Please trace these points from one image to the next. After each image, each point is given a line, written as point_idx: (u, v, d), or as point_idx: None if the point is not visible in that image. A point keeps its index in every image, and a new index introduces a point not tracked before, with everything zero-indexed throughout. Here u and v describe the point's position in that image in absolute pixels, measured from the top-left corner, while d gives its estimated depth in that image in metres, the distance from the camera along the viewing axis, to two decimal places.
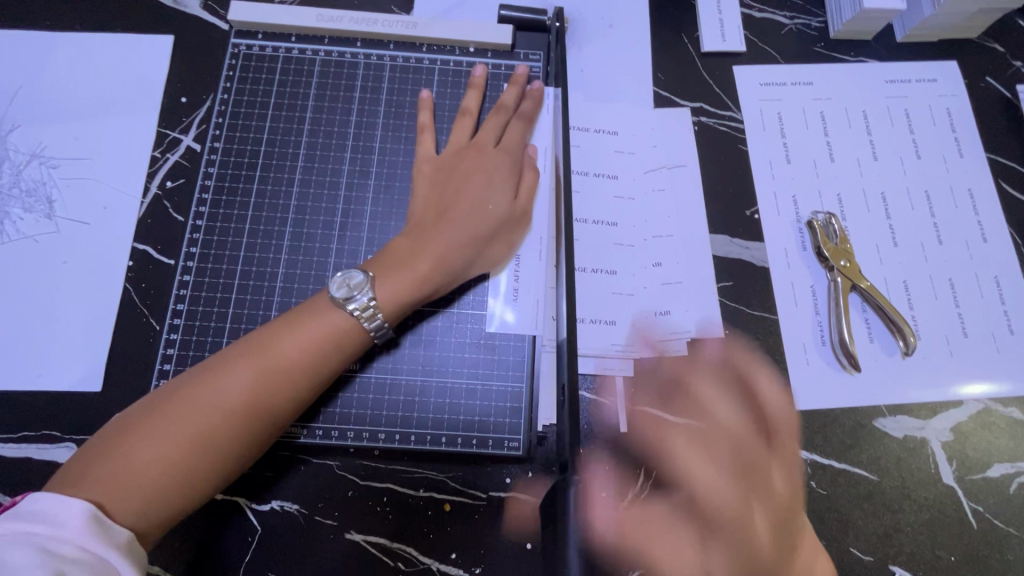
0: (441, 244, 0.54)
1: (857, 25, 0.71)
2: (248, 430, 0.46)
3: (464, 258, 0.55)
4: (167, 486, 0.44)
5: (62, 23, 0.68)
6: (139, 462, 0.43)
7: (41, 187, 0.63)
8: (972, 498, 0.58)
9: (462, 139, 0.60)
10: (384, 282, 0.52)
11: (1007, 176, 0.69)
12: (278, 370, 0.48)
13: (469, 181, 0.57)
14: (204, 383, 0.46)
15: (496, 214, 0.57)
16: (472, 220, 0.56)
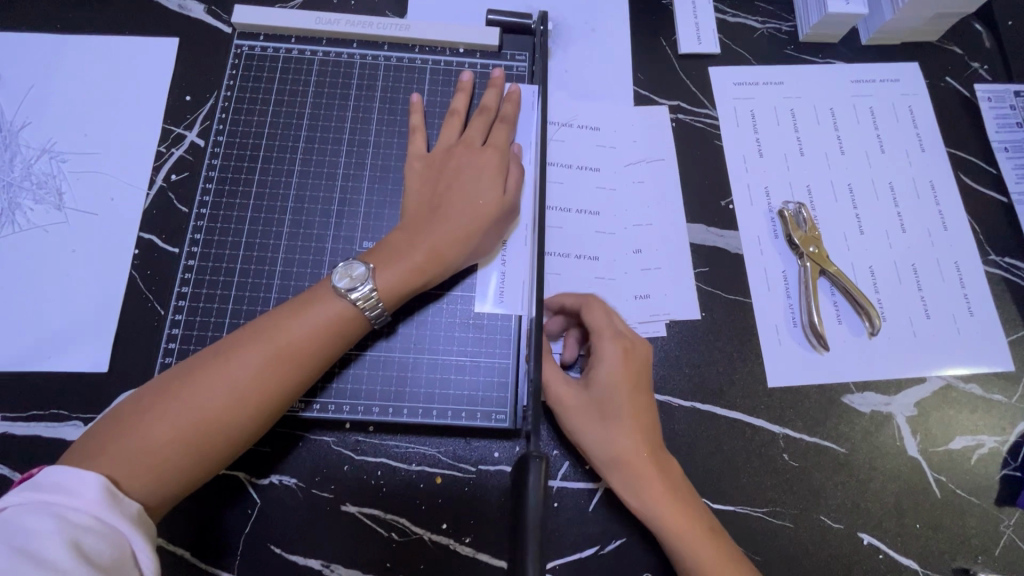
0: (435, 238, 0.56)
1: (824, 28, 0.75)
2: (256, 410, 0.49)
3: (458, 249, 0.57)
4: (180, 461, 0.47)
5: (71, 27, 0.72)
6: (151, 440, 0.46)
7: (51, 180, 0.66)
8: (936, 469, 0.62)
9: (451, 138, 0.63)
10: (383, 273, 0.54)
11: (966, 169, 0.73)
12: (284, 354, 0.50)
13: (461, 177, 0.60)
14: (214, 365, 0.49)
15: (487, 205, 0.59)
16: (465, 211, 0.58)
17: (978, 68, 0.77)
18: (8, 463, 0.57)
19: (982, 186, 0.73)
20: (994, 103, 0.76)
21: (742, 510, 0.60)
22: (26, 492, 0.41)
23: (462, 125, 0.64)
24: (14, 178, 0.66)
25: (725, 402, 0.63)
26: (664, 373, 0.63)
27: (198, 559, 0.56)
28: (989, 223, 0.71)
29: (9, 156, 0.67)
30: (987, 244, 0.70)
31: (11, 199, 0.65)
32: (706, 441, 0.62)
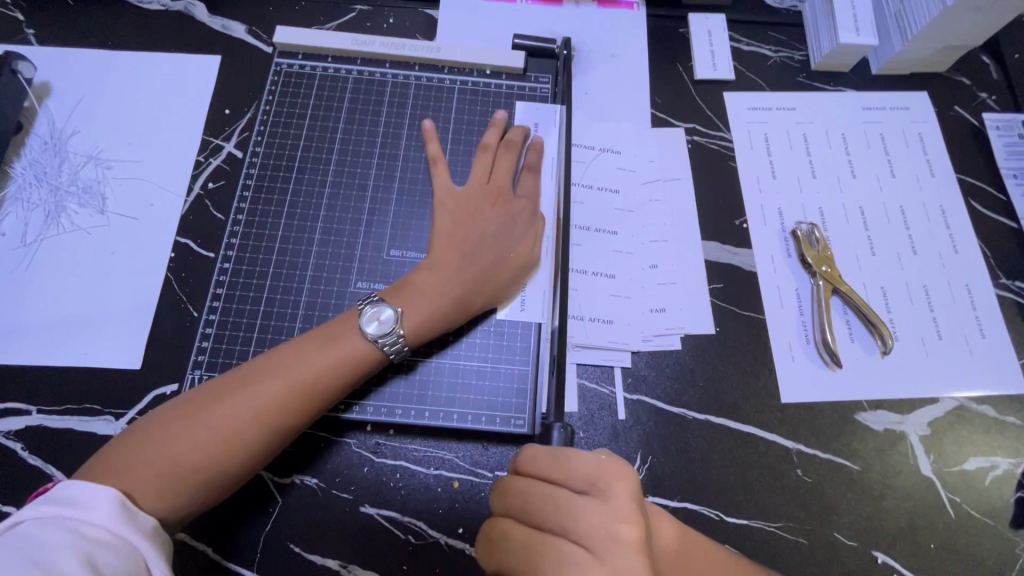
0: (463, 281, 0.59)
1: (835, 58, 0.78)
2: (272, 438, 0.51)
3: (484, 296, 0.60)
4: (201, 481, 0.49)
5: (122, 43, 0.76)
6: (173, 458, 0.48)
7: (96, 186, 0.69)
8: (950, 488, 0.62)
9: (483, 178, 0.65)
10: (410, 315, 0.57)
11: (976, 195, 0.75)
12: (302, 387, 0.52)
13: (491, 224, 0.62)
14: (234, 393, 0.51)
15: (516, 260, 0.62)
16: (494, 262, 0.61)
17: (986, 98, 0.80)
18: (41, 454, 0.59)
19: (992, 211, 0.74)
20: (1002, 132, 0.78)
21: (755, 524, 0.60)
22: (40, 506, 0.42)
23: (497, 168, 0.66)
24: (61, 183, 0.69)
25: (738, 417, 0.64)
26: (679, 386, 0.64)
27: (219, 554, 0.57)
28: (999, 248, 0.73)
29: (57, 162, 0.70)
30: (997, 268, 0.71)
31: (57, 201, 0.68)
32: (719, 454, 0.62)
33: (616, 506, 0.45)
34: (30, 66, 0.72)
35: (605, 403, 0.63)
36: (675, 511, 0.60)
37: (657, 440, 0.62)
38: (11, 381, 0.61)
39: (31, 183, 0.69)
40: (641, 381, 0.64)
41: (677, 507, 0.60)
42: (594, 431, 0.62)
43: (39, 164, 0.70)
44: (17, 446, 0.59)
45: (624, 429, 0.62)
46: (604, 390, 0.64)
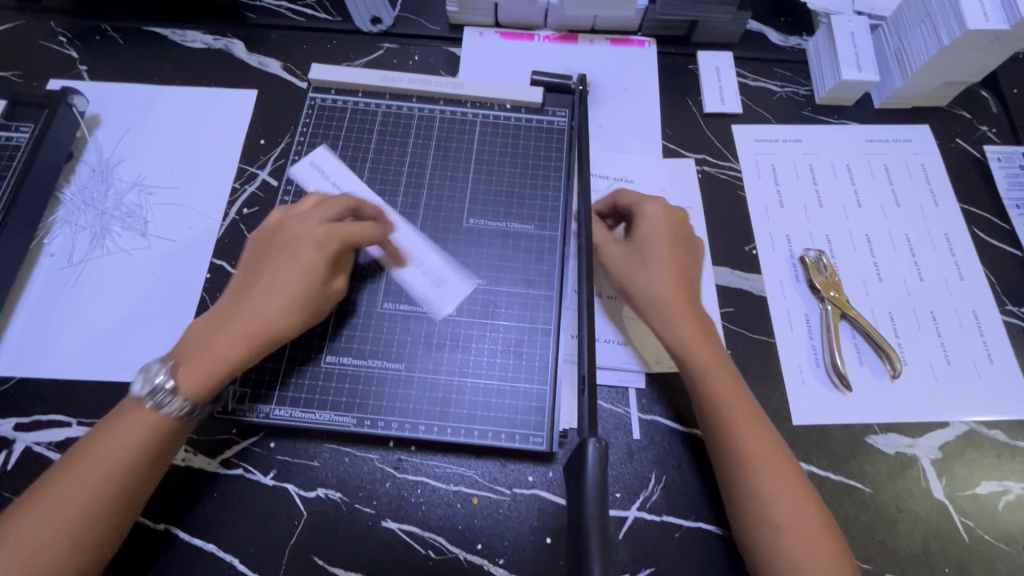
0: (275, 292, 0.57)
1: (839, 93, 0.82)
2: (142, 464, 0.53)
3: (250, 347, 0.56)
4: (83, 527, 0.50)
5: (167, 79, 0.82)
6: (44, 522, 0.49)
7: (139, 211, 0.74)
8: (963, 513, 0.63)
9: (303, 210, 0.62)
10: (187, 373, 0.54)
11: (980, 224, 0.77)
12: (138, 439, 0.52)
13: (269, 262, 0.58)
14: (63, 470, 0.51)
15: (290, 308, 0.57)
16: (271, 293, 0.57)
17: (987, 131, 0.83)
18: None
19: (996, 240, 0.76)
20: (1004, 163, 0.81)
21: None
22: None
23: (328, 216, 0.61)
24: (106, 208, 0.74)
25: None
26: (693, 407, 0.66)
27: (244, 566, 0.58)
28: (1005, 276, 0.74)
29: (103, 188, 0.75)
30: (1003, 295, 0.73)
31: (102, 225, 0.73)
32: None
33: (687, 245, 0.68)
34: (83, 99, 0.77)
35: (620, 423, 0.65)
36: (689, 531, 0.61)
37: (672, 459, 0.64)
38: (54, 394, 0.64)
39: (78, 208, 0.74)
40: (654, 402, 0.66)
41: (691, 526, 0.61)
42: (610, 450, 0.64)
43: (86, 190, 0.75)
44: (58, 457, 0.62)
45: (639, 449, 0.64)
46: (619, 411, 0.66)
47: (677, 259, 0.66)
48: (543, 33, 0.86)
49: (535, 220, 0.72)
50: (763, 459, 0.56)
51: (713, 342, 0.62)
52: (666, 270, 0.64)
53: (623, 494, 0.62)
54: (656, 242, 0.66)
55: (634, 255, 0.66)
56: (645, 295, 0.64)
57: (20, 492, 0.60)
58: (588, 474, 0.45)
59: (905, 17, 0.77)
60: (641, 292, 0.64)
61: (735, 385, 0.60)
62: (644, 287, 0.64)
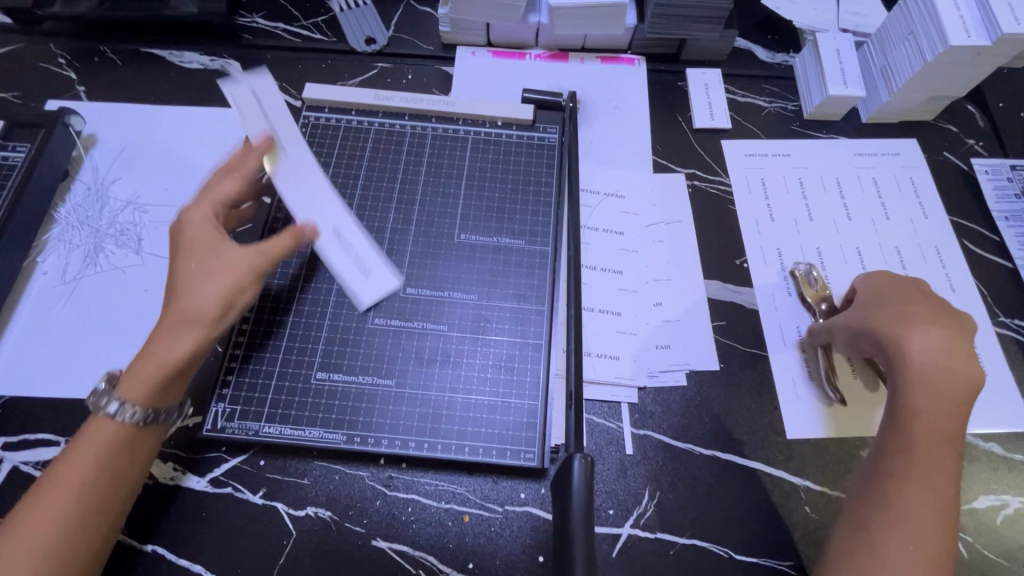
0: (191, 288, 0.55)
1: (826, 108, 0.83)
2: (121, 462, 0.53)
3: (179, 356, 0.54)
4: (74, 536, 0.50)
5: (164, 99, 0.83)
6: (35, 538, 0.48)
7: (133, 229, 0.74)
8: (961, 528, 0.62)
9: (203, 195, 0.61)
10: (131, 391, 0.53)
11: (970, 236, 0.78)
12: (116, 441, 0.53)
13: (185, 255, 0.57)
14: (39, 487, 0.51)
15: (207, 303, 0.54)
16: (194, 291, 0.55)
17: (974, 144, 0.84)
18: None
19: (987, 251, 0.77)
20: (992, 176, 0.81)
21: (766, 563, 0.60)
22: None
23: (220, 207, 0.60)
24: (101, 226, 0.74)
25: (744, 453, 0.65)
26: (685, 422, 0.66)
27: None
28: (997, 287, 0.75)
29: (98, 206, 0.76)
30: (995, 306, 0.73)
31: (96, 243, 0.73)
32: (727, 490, 0.63)
33: (921, 293, 0.63)
34: (80, 119, 0.78)
35: (613, 438, 0.65)
36: (684, 548, 0.60)
37: (665, 475, 0.63)
38: (43, 412, 0.64)
39: (72, 226, 0.74)
40: (647, 417, 0.66)
41: (685, 544, 0.60)
42: (602, 466, 0.64)
43: (81, 208, 0.76)
44: None
45: (632, 464, 0.64)
46: (611, 426, 0.65)
47: (940, 306, 0.61)
48: (535, 51, 0.88)
49: (527, 235, 0.72)
50: (929, 484, 0.54)
51: (963, 380, 0.56)
52: (927, 309, 0.61)
53: (616, 510, 0.61)
54: (914, 294, 0.63)
55: (877, 304, 0.63)
56: (920, 334, 0.58)
57: (6, 512, 0.59)
58: (573, 488, 0.45)
59: (889, 34, 0.79)
60: (911, 342, 0.58)
61: (956, 408, 0.55)
62: (920, 332, 0.58)
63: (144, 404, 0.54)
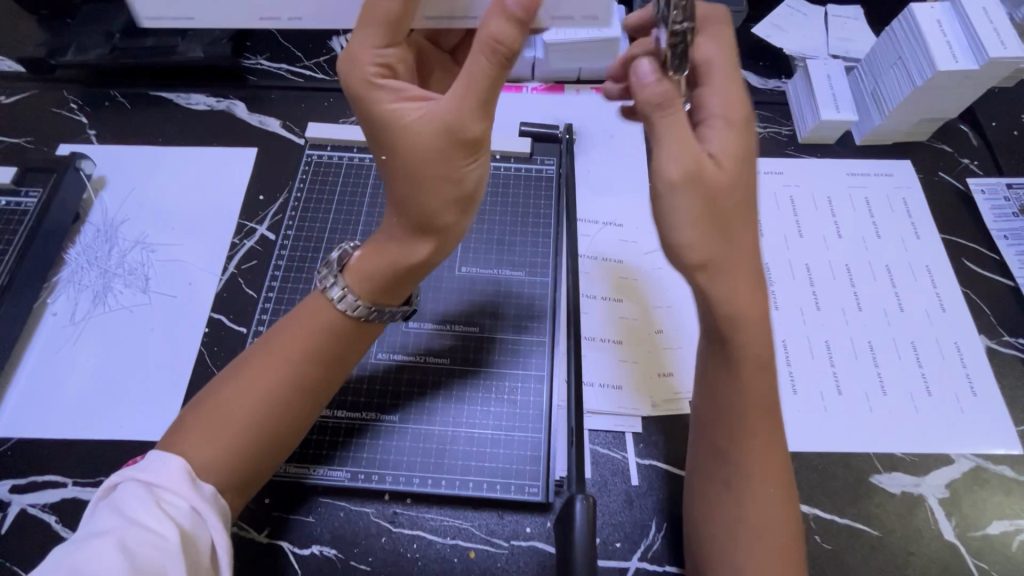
0: (423, 188, 0.48)
1: (820, 132, 0.84)
2: (319, 371, 0.54)
3: (404, 253, 0.52)
4: (266, 434, 0.51)
5: (171, 141, 0.85)
6: (234, 417, 0.50)
7: (141, 268, 0.76)
8: (976, 555, 0.61)
9: (392, 83, 0.48)
10: (360, 287, 0.54)
11: (969, 256, 0.78)
12: (330, 327, 0.54)
13: (423, 163, 0.47)
14: (242, 371, 0.53)
15: (442, 212, 0.50)
16: (447, 189, 0.48)
17: (969, 164, 0.85)
18: (72, 527, 0.61)
19: (987, 271, 0.77)
20: (988, 195, 0.82)
21: None
22: (125, 473, 0.46)
23: (375, 53, 0.48)
24: (110, 266, 0.76)
25: None
26: None
27: None
28: (999, 306, 0.74)
29: (107, 247, 0.77)
30: (998, 326, 0.73)
31: (105, 283, 0.75)
32: None
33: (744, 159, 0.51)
34: (91, 163, 0.81)
35: (617, 468, 0.64)
36: None
37: (671, 506, 0.63)
38: (50, 454, 0.65)
39: (83, 266, 0.76)
40: (652, 447, 0.65)
41: None
42: (608, 497, 0.63)
43: (90, 249, 0.77)
44: (53, 519, 0.61)
45: (637, 495, 0.63)
46: (616, 455, 0.65)
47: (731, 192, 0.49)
48: (531, 84, 0.90)
49: (526, 266, 0.73)
50: (767, 462, 0.53)
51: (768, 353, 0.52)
52: (744, 173, 0.50)
53: (623, 543, 0.61)
54: (733, 136, 0.51)
55: (736, 204, 0.50)
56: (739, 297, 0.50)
57: (14, 557, 0.60)
58: (577, 524, 0.46)
59: (878, 59, 0.80)
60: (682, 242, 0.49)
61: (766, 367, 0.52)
62: (746, 237, 0.51)
63: (366, 296, 0.54)
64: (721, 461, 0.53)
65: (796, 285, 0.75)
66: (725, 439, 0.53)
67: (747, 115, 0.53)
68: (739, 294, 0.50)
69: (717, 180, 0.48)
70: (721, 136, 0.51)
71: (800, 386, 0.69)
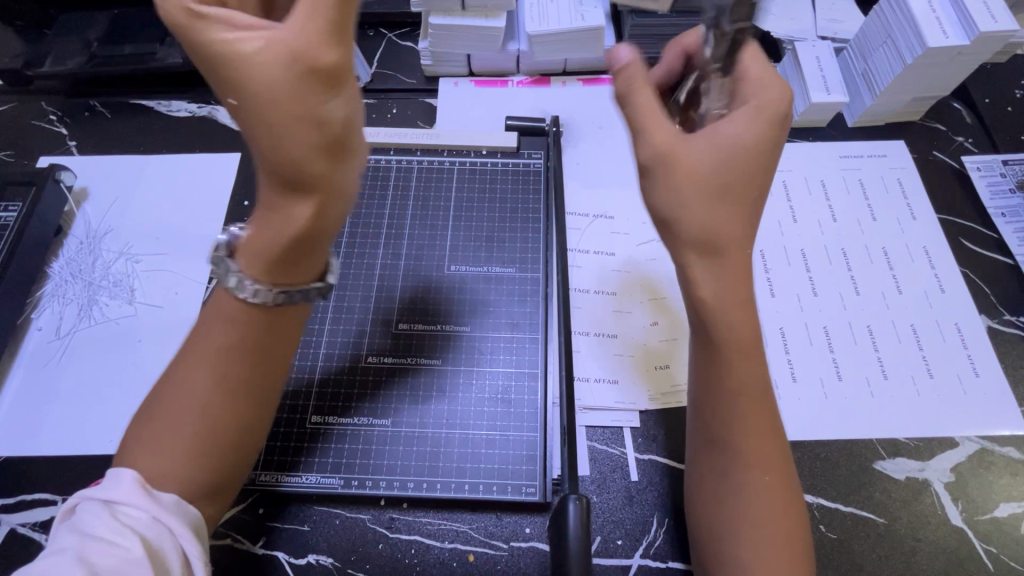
0: (280, 141, 0.42)
1: (811, 115, 0.83)
2: (239, 365, 0.50)
3: (311, 221, 0.46)
4: (211, 444, 0.49)
5: (153, 149, 0.84)
6: (171, 426, 0.48)
7: (125, 279, 0.74)
8: (985, 539, 0.60)
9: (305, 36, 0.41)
10: (256, 269, 0.49)
11: (967, 235, 0.77)
12: (233, 315, 0.50)
13: (272, 111, 0.41)
14: (167, 386, 0.50)
15: (307, 160, 0.43)
16: (308, 139, 0.42)
17: (964, 142, 0.83)
18: None
19: (986, 249, 0.76)
20: (984, 172, 0.80)
21: None
22: (81, 493, 0.46)
23: (312, 29, 0.43)
24: (94, 278, 0.74)
25: None
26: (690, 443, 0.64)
27: None
28: (1000, 285, 0.73)
29: (91, 259, 0.76)
30: (999, 306, 0.72)
31: (90, 296, 0.73)
32: None
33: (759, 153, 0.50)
34: (70, 174, 0.79)
35: (616, 465, 0.63)
36: None
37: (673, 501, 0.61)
38: (37, 472, 0.63)
39: (67, 280, 0.75)
40: (651, 442, 0.64)
41: None
42: (608, 494, 0.62)
43: (74, 262, 0.76)
44: (43, 538, 0.60)
45: (638, 491, 0.62)
46: (614, 451, 0.64)
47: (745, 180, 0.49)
48: (516, 77, 0.88)
49: (517, 262, 0.72)
50: (760, 451, 0.50)
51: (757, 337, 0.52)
52: (748, 155, 0.49)
53: (625, 540, 0.60)
54: (751, 120, 0.49)
55: (734, 185, 0.49)
56: (726, 287, 0.50)
57: None
58: (569, 528, 0.45)
59: (867, 39, 0.79)
60: (685, 218, 0.49)
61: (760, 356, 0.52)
62: (729, 224, 0.49)
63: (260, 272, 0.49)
64: (714, 444, 0.52)
65: (791, 270, 0.74)
66: (720, 426, 0.51)
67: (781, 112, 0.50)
68: (727, 283, 0.50)
69: (699, 161, 0.49)
70: (739, 116, 0.50)
71: (799, 372, 0.67)
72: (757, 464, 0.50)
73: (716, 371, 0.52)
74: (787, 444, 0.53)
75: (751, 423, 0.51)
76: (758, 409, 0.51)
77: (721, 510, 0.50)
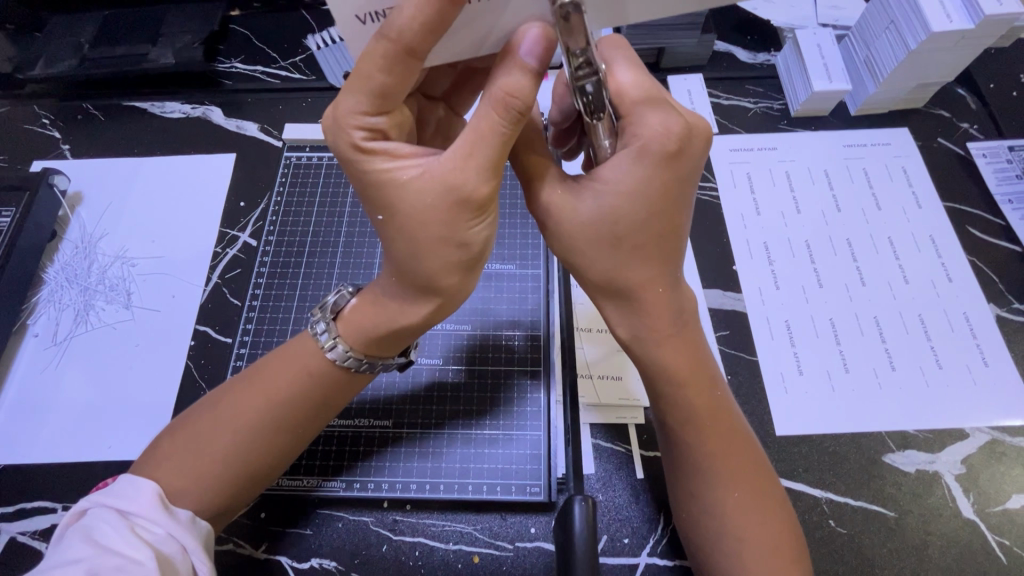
0: (425, 255, 0.43)
1: (812, 104, 0.81)
2: (301, 413, 0.51)
3: (415, 316, 0.48)
4: (240, 470, 0.49)
5: (147, 151, 0.83)
6: (212, 453, 0.49)
7: (122, 283, 0.74)
8: (997, 531, 0.59)
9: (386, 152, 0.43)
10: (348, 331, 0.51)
11: (974, 222, 0.75)
12: (317, 371, 0.51)
13: (416, 227, 0.42)
14: (217, 408, 0.50)
15: (445, 275, 0.45)
16: (451, 251, 0.43)
17: (968, 128, 0.82)
18: None
19: (993, 236, 0.74)
20: (990, 159, 0.79)
21: None
22: (97, 499, 0.46)
23: (364, 119, 0.42)
24: (90, 283, 0.74)
25: None
26: None
27: None
28: (1008, 273, 0.72)
29: (87, 263, 0.75)
30: (1007, 293, 0.71)
31: (86, 301, 0.73)
32: None
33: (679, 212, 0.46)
34: (64, 178, 0.78)
35: (622, 462, 0.63)
36: None
37: None
38: (35, 479, 0.62)
39: (63, 285, 0.74)
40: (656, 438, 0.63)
41: None
42: (614, 493, 0.61)
43: (70, 267, 0.75)
44: (43, 546, 0.60)
45: (644, 488, 0.61)
46: (619, 448, 0.63)
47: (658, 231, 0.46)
48: None
49: (517, 260, 0.71)
50: (738, 478, 0.50)
51: (704, 377, 0.51)
52: (640, 212, 0.44)
53: (632, 539, 0.59)
54: (641, 166, 0.43)
55: (627, 234, 0.45)
56: (643, 326, 0.49)
57: None
58: (575, 528, 0.44)
59: (869, 26, 0.77)
60: (584, 267, 0.48)
61: (712, 402, 0.51)
62: (636, 272, 0.46)
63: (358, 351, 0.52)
64: (687, 471, 0.51)
65: (795, 262, 0.73)
66: (683, 447, 0.51)
67: (686, 130, 0.44)
68: (646, 326, 0.49)
69: (586, 211, 0.45)
70: (620, 158, 0.44)
71: (805, 365, 0.66)
72: (734, 489, 0.50)
73: (662, 400, 0.51)
74: (760, 454, 0.52)
75: (716, 455, 0.50)
76: (729, 445, 0.51)
77: (700, 522, 0.51)
